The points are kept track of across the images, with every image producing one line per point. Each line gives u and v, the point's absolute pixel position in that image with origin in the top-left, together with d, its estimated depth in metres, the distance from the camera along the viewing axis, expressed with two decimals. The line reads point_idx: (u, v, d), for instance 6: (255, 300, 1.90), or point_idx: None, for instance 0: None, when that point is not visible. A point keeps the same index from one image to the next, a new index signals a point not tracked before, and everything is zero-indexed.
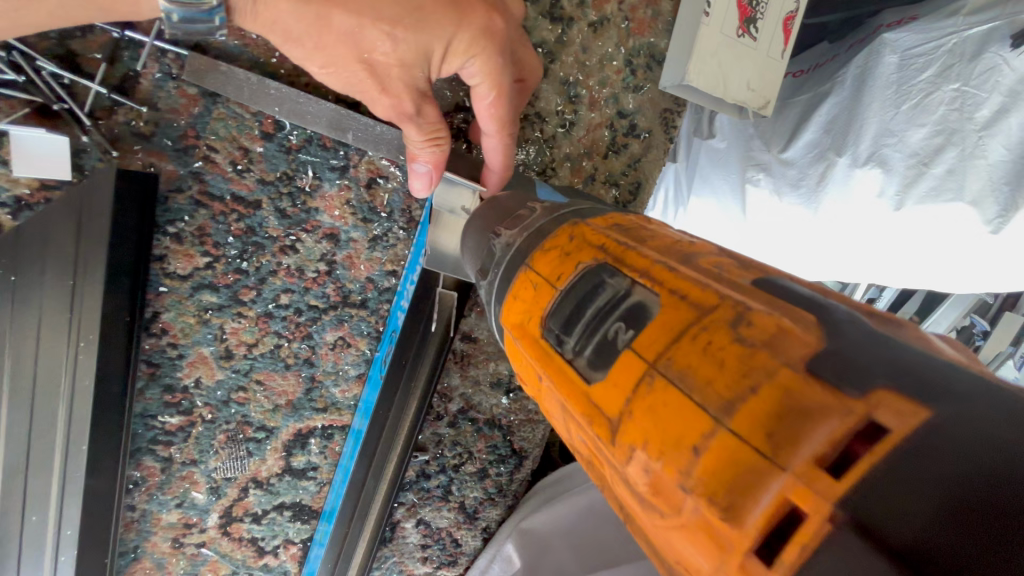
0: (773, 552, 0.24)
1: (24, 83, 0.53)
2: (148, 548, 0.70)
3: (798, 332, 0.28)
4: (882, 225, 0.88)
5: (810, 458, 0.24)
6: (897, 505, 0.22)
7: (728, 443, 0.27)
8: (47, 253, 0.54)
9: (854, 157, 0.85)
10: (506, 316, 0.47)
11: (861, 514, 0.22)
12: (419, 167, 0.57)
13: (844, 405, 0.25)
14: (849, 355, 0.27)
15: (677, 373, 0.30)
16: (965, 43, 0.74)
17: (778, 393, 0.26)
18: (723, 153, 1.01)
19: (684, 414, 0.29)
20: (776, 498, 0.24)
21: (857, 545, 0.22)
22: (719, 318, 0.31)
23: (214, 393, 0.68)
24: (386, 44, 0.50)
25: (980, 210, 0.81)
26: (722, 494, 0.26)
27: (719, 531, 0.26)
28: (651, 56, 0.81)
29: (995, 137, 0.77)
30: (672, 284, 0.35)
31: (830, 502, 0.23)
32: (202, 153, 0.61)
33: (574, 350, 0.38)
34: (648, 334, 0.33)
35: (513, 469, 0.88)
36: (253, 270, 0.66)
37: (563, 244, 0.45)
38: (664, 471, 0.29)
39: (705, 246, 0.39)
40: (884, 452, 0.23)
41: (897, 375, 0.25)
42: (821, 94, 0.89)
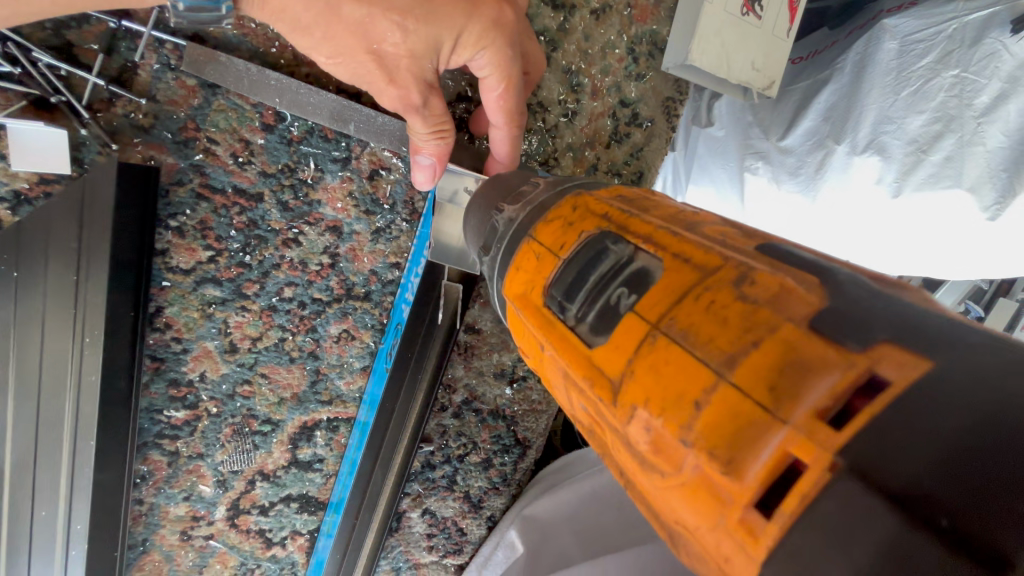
0: (772, 501, 0.25)
1: (20, 75, 0.52)
2: (156, 541, 0.70)
3: (800, 291, 0.29)
4: (880, 212, 0.86)
5: (812, 410, 0.25)
6: (896, 449, 0.22)
7: (730, 397, 0.27)
8: (50, 248, 0.53)
9: (853, 144, 0.85)
10: (508, 288, 0.48)
11: (860, 460, 0.23)
12: (423, 159, 0.57)
13: (846, 358, 0.25)
14: (850, 311, 0.27)
15: (679, 332, 0.31)
16: (965, 28, 0.76)
17: (780, 347, 0.27)
18: (721, 141, 1.02)
19: (687, 370, 0.29)
20: (777, 448, 0.25)
21: (855, 489, 0.22)
22: (721, 279, 0.32)
23: (219, 386, 0.68)
24: (396, 34, 0.49)
25: (979, 197, 0.79)
26: (724, 447, 0.26)
27: (719, 484, 0.27)
28: (653, 44, 0.81)
29: (994, 124, 0.77)
30: (676, 248, 0.36)
31: (830, 451, 0.23)
32: (202, 145, 0.60)
33: (576, 317, 0.39)
34: (651, 298, 0.34)
35: (517, 459, 0.88)
36: (256, 263, 0.65)
37: (566, 215, 0.45)
38: (666, 427, 0.30)
39: (708, 216, 0.40)
40: (885, 403, 0.23)
41: (899, 332, 0.26)
42: (821, 81, 0.90)
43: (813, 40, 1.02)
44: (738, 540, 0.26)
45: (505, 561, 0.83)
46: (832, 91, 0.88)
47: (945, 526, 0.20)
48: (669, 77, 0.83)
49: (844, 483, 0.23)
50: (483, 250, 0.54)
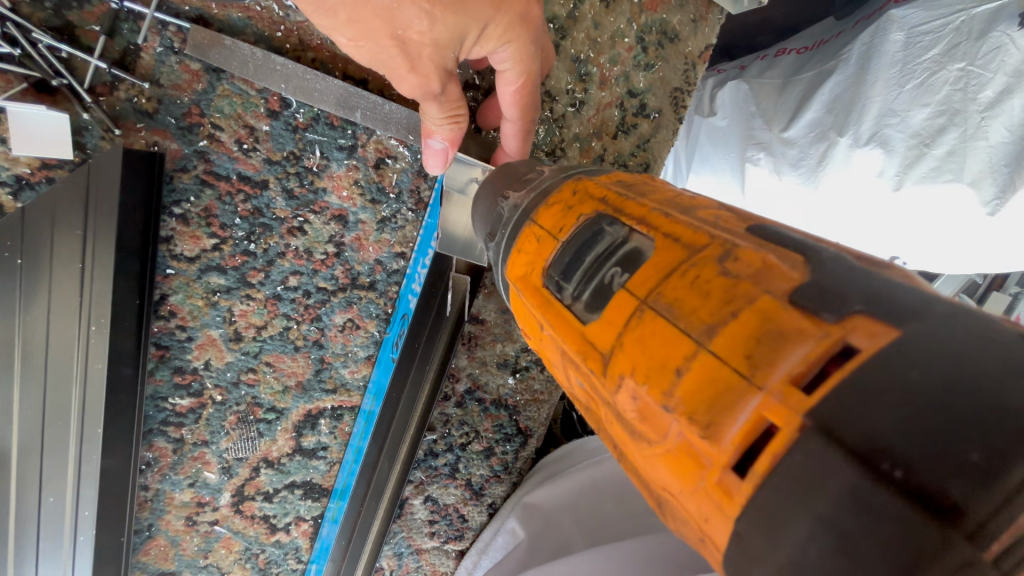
0: (747, 462, 0.26)
1: (20, 57, 0.51)
2: (161, 526, 0.70)
3: (782, 268, 0.30)
4: (881, 205, 0.87)
5: (786, 376, 0.26)
6: (857, 413, 0.23)
7: (708, 364, 0.28)
8: (55, 233, 0.53)
9: (855, 137, 0.86)
10: (510, 271, 0.48)
11: (826, 420, 0.24)
12: (435, 143, 0.57)
13: (821, 329, 0.26)
14: (829, 285, 0.28)
15: (666, 305, 0.32)
16: (972, 20, 0.76)
17: (757, 317, 0.28)
18: (723, 131, 1.03)
19: (670, 341, 0.31)
20: (752, 414, 0.26)
21: (820, 445, 0.23)
22: (707, 256, 0.32)
23: (224, 374, 0.68)
24: (423, 22, 0.48)
25: (979, 192, 0.79)
26: (703, 411, 0.28)
27: (699, 447, 0.28)
28: (663, 33, 0.80)
29: (997, 118, 0.76)
30: (667, 229, 0.36)
31: (800, 414, 0.25)
32: (206, 131, 0.59)
33: (573, 295, 0.39)
34: (641, 274, 0.35)
35: (518, 448, 0.89)
36: (260, 251, 0.65)
37: (566, 198, 0.45)
38: (651, 395, 0.31)
39: (704, 201, 0.40)
40: (852, 369, 0.24)
41: (872, 302, 0.26)
42: (825, 73, 0.90)
43: (818, 30, 1.01)
44: (716, 499, 0.28)
45: (505, 547, 0.84)
46: (836, 83, 0.88)
47: (897, 477, 0.22)
48: (679, 67, 0.82)
49: (811, 439, 0.24)
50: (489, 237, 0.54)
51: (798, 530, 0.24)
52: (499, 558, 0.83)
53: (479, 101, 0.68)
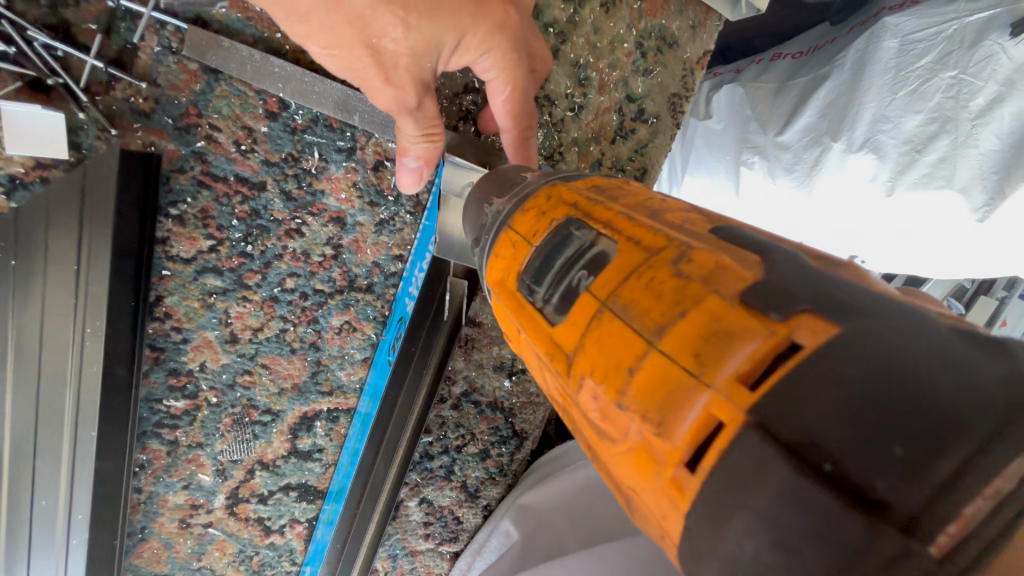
0: (697, 459, 0.27)
1: (15, 55, 0.50)
2: (155, 529, 0.70)
3: (735, 268, 0.30)
4: (875, 208, 0.92)
5: (732, 374, 0.26)
6: (797, 411, 0.23)
7: (660, 363, 0.29)
8: (49, 235, 0.52)
9: (849, 143, 0.90)
10: (488, 275, 0.48)
11: (767, 418, 0.24)
12: (409, 162, 0.56)
13: (767, 328, 0.26)
14: (780, 285, 0.28)
15: (622, 306, 0.32)
16: (965, 29, 0.78)
17: (706, 317, 0.28)
18: (720, 134, 1.06)
19: (625, 341, 0.31)
20: (701, 411, 0.27)
21: (757, 441, 0.24)
22: (664, 258, 0.33)
23: (220, 376, 0.67)
24: (398, 29, 0.48)
25: (968, 198, 0.84)
26: (657, 410, 0.28)
27: (655, 445, 0.29)
28: (662, 38, 0.80)
29: (988, 125, 0.80)
30: (629, 231, 0.37)
31: (743, 411, 0.25)
32: (204, 132, 0.59)
33: (543, 298, 0.39)
34: (603, 276, 0.35)
35: (514, 450, 0.89)
36: (258, 253, 0.64)
37: (540, 203, 0.45)
38: (610, 394, 0.32)
39: (674, 204, 0.40)
40: (793, 367, 0.25)
41: (819, 300, 0.27)
42: (821, 78, 0.92)
43: (813, 36, 1.04)
44: (671, 495, 0.28)
45: (500, 548, 0.84)
46: (831, 88, 0.91)
47: (827, 470, 0.22)
48: (677, 73, 0.83)
49: (748, 437, 0.24)
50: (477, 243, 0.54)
51: (737, 524, 0.24)
52: (493, 558, 0.84)
53: (478, 104, 0.68)
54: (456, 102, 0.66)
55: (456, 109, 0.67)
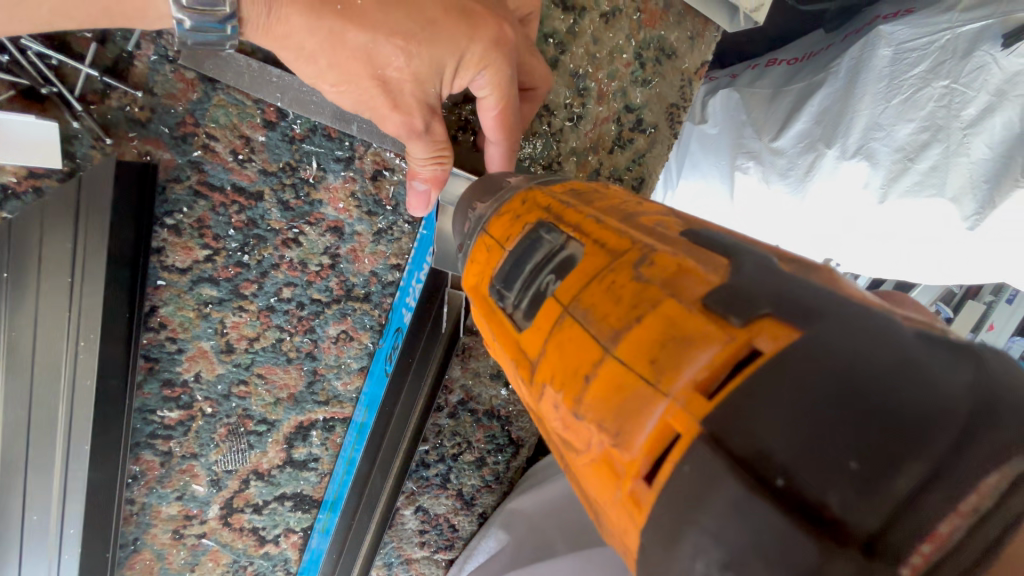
0: (654, 469, 0.27)
1: (7, 63, 0.49)
2: (148, 540, 0.69)
3: (699, 271, 0.30)
4: (869, 214, 0.93)
5: (689, 382, 0.26)
6: (747, 420, 0.23)
7: (616, 368, 0.30)
8: (43, 232, 0.51)
9: (842, 149, 0.92)
10: (466, 280, 0.48)
11: (718, 427, 0.24)
12: (418, 184, 0.57)
13: (726, 334, 0.27)
14: (742, 288, 0.28)
15: (582, 311, 0.33)
16: (957, 39, 0.81)
17: (662, 323, 0.29)
18: (715, 138, 1.10)
19: (585, 349, 0.32)
20: (658, 421, 0.27)
21: (706, 453, 0.24)
22: (626, 262, 0.33)
23: (214, 387, 0.66)
24: (400, 59, 0.48)
25: (959, 207, 0.85)
26: (614, 417, 0.29)
27: (616, 455, 0.29)
28: (660, 49, 0.81)
29: (979, 135, 0.82)
30: (597, 235, 0.37)
31: (696, 420, 0.25)
32: (201, 141, 0.58)
33: (513, 304, 0.40)
34: (569, 281, 0.36)
35: (510, 457, 0.90)
36: (254, 263, 0.64)
37: (515, 208, 0.45)
38: (569, 400, 0.32)
39: (652, 207, 0.40)
40: (749, 373, 0.25)
41: (779, 303, 0.27)
42: (816, 84, 0.96)
43: (808, 43, 1.06)
44: (628, 507, 0.28)
45: (490, 549, 0.85)
46: (825, 95, 0.94)
47: (779, 485, 0.22)
48: (675, 83, 0.83)
49: (699, 447, 0.24)
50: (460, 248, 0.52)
51: (687, 543, 0.24)
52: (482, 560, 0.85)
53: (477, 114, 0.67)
54: (455, 112, 0.66)
55: (454, 118, 0.67)
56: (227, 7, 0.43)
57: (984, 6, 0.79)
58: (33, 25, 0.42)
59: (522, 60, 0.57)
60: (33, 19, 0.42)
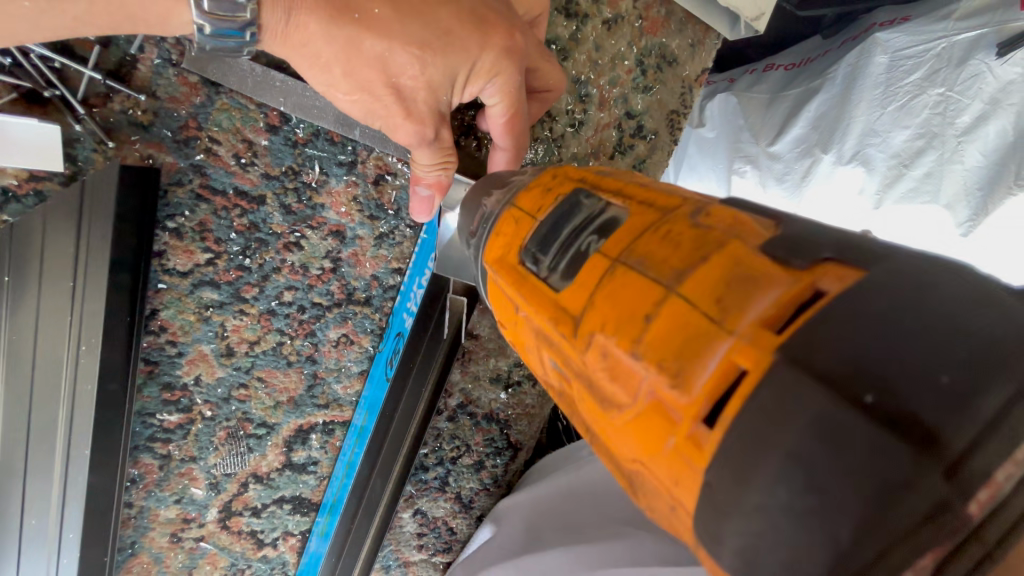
0: (720, 407, 0.26)
1: (10, 66, 0.49)
2: (145, 543, 0.68)
3: (752, 225, 0.31)
4: (861, 219, 0.93)
5: (757, 317, 0.26)
6: (827, 344, 0.23)
7: (680, 307, 0.28)
8: (47, 230, 0.51)
9: (839, 154, 0.93)
10: (484, 253, 0.46)
11: (794, 352, 0.24)
12: (422, 191, 0.57)
13: (791, 276, 0.27)
14: (795, 238, 0.29)
15: (636, 260, 0.32)
16: (953, 47, 0.83)
17: (726, 262, 0.29)
18: (712, 141, 1.11)
19: (641, 292, 0.31)
20: (725, 357, 0.26)
21: (790, 377, 0.23)
22: (681, 215, 0.33)
23: (214, 390, 0.66)
24: (415, 68, 0.49)
25: (953, 214, 0.85)
26: (672, 360, 0.27)
27: (672, 401, 0.27)
28: (662, 56, 0.81)
29: (973, 143, 0.83)
30: (641, 196, 0.37)
31: (771, 350, 0.24)
32: (204, 145, 0.58)
33: (548, 268, 0.38)
34: (615, 237, 0.35)
35: (508, 461, 0.90)
36: (256, 266, 0.64)
37: (546, 180, 0.45)
38: (618, 347, 0.30)
39: (681, 184, 0.41)
40: (823, 305, 0.25)
41: (838, 249, 0.27)
42: (813, 90, 0.97)
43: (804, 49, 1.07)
44: (687, 455, 0.27)
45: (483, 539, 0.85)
46: (822, 101, 0.96)
47: (870, 402, 0.21)
48: (676, 90, 0.84)
49: (780, 370, 0.23)
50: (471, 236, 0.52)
51: (765, 472, 0.23)
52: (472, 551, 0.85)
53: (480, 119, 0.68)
54: (458, 116, 0.66)
55: (457, 123, 0.67)
56: (248, 14, 0.43)
57: (979, 14, 0.81)
58: (53, 32, 0.42)
59: (534, 65, 0.57)
60: (53, 30, 0.42)
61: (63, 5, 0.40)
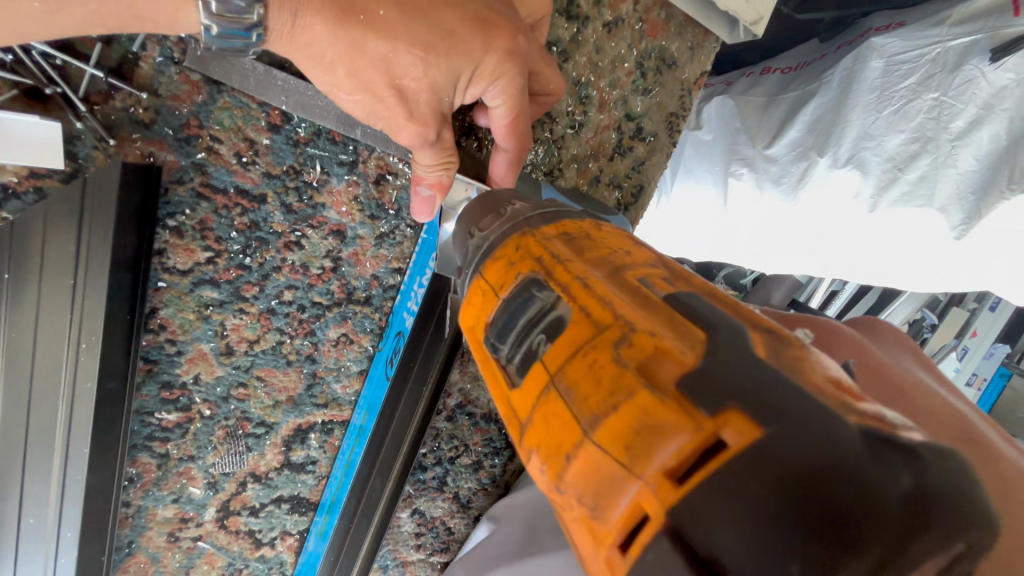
0: (626, 545, 0.29)
1: (12, 63, 0.49)
2: (142, 543, 0.68)
3: (676, 353, 0.31)
4: (858, 222, 0.95)
5: (660, 468, 0.28)
6: (706, 518, 0.25)
7: (594, 451, 0.30)
8: (47, 232, 0.51)
9: (834, 158, 0.93)
10: (462, 317, 0.49)
11: (681, 522, 0.26)
12: (423, 191, 0.57)
13: (697, 425, 0.28)
14: (715, 378, 0.29)
15: (566, 387, 0.33)
16: (947, 53, 0.83)
17: (637, 412, 0.29)
18: (709, 144, 1.12)
19: (566, 426, 0.32)
20: (631, 502, 0.28)
21: (668, 549, 0.26)
22: (608, 339, 0.33)
23: (213, 389, 0.66)
24: (418, 69, 0.49)
25: (947, 216, 0.87)
26: (591, 497, 0.31)
27: (593, 526, 0.31)
28: (661, 59, 0.82)
29: (967, 147, 0.84)
30: (584, 301, 0.36)
31: (665, 512, 0.26)
32: (205, 143, 0.58)
33: (506, 357, 0.40)
34: (556, 348, 0.36)
35: (506, 460, 0.91)
36: (256, 265, 0.64)
37: (509, 253, 0.45)
38: (550, 471, 0.34)
39: (640, 259, 0.40)
40: (718, 467, 0.26)
41: (746, 399, 0.28)
42: (809, 93, 0.98)
43: (800, 52, 1.08)
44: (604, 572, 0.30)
45: (481, 537, 0.86)
46: (818, 104, 0.96)
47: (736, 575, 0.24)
48: (675, 93, 0.84)
49: (664, 541, 0.26)
50: (460, 272, 0.54)
51: None
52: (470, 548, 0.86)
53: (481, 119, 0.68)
54: (459, 117, 0.66)
55: (459, 124, 0.67)
56: (255, 16, 0.43)
57: (972, 21, 0.82)
58: (61, 33, 0.42)
59: (536, 70, 0.58)
60: (61, 30, 0.41)
61: (76, 7, 0.40)
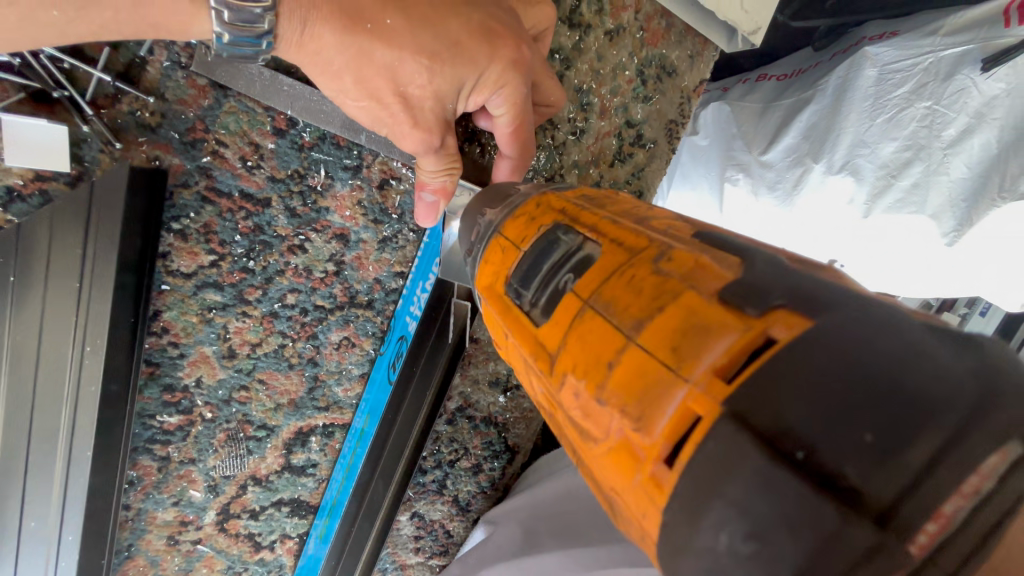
0: (675, 452, 0.27)
1: (20, 67, 0.49)
2: (142, 546, 0.68)
3: (714, 267, 0.32)
4: (850, 227, 0.96)
5: (709, 367, 0.27)
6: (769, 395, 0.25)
7: (638, 356, 0.30)
8: (54, 231, 0.51)
9: (829, 165, 0.95)
10: (478, 281, 0.49)
11: (740, 406, 0.25)
12: (426, 197, 0.58)
13: (745, 323, 0.28)
14: (755, 282, 0.29)
15: (603, 303, 0.34)
16: (939, 63, 0.85)
17: (682, 312, 0.30)
18: (705, 149, 1.14)
19: (605, 337, 0.33)
20: (679, 405, 0.28)
21: (731, 429, 0.25)
22: (646, 258, 0.34)
23: (215, 392, 0.66)
24: (423, 77, 0.50)
25: (939, 223, 0.89)
26: (634, 406, 0.30)
27: (635, 443, 0.29)
28: (662, 67, 0.83)
29: (958, 155, 0.85)
30: (614, 235, 0.38)
31: (719, 400, 0.26)
32: (210, 147, 0.58)
33: (531, 301, 0.41)
34: (588, 276, 0.37)
35: (505, 464, 0.91)
36: (259, 268, 0.64)
37: (529, 211, 0.47)
38: (587, 390, 0.33)
39: (661, 213, 0.41)
40: (772, 354, 0.26)
41: (794, 296, 0.28)
42: (804, 101, 0.99)
43: (796, 60, 1.10)
44: (648, 493, 0.29)
45: (478, 540, 0.86)
46: (814, 112, 0.98)
47: (800, 457, 0.23)
48: (675, 100, 0.86)
49: (723, 425, 0.25)
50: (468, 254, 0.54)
51: (711, 515, 0.25)
52: (469, 550, 0.86)
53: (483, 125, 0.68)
54: (461, 123, 0.66)
55: (461, 130, 0.67)
56: (266, 24, 0.44)
57: (964, 31, 0.83)
58: (73, 40, 0.42)
59: (539, 79, 0.58)
60: (75, 39, 0.42)
61: (85, 16, 0.40)
